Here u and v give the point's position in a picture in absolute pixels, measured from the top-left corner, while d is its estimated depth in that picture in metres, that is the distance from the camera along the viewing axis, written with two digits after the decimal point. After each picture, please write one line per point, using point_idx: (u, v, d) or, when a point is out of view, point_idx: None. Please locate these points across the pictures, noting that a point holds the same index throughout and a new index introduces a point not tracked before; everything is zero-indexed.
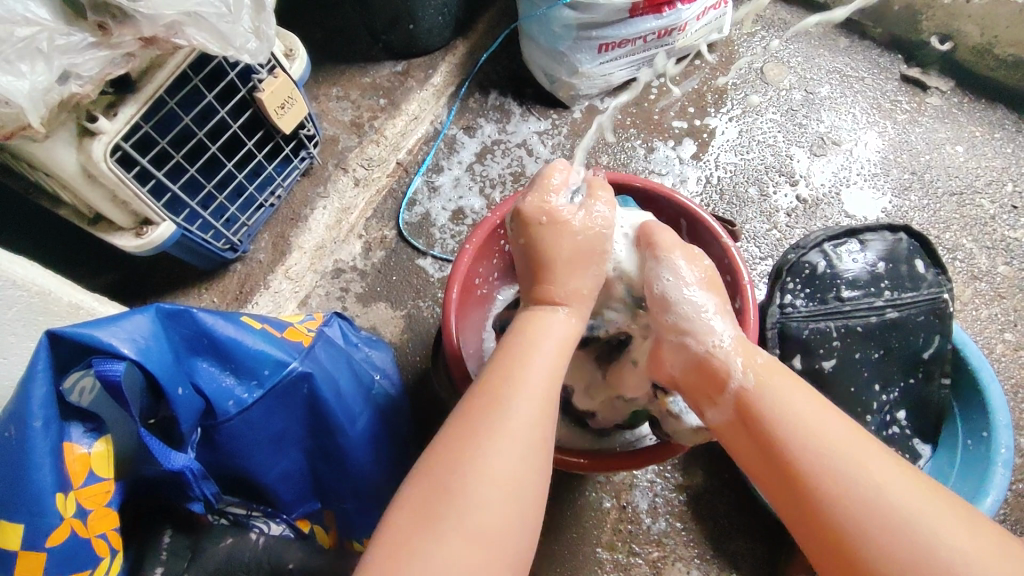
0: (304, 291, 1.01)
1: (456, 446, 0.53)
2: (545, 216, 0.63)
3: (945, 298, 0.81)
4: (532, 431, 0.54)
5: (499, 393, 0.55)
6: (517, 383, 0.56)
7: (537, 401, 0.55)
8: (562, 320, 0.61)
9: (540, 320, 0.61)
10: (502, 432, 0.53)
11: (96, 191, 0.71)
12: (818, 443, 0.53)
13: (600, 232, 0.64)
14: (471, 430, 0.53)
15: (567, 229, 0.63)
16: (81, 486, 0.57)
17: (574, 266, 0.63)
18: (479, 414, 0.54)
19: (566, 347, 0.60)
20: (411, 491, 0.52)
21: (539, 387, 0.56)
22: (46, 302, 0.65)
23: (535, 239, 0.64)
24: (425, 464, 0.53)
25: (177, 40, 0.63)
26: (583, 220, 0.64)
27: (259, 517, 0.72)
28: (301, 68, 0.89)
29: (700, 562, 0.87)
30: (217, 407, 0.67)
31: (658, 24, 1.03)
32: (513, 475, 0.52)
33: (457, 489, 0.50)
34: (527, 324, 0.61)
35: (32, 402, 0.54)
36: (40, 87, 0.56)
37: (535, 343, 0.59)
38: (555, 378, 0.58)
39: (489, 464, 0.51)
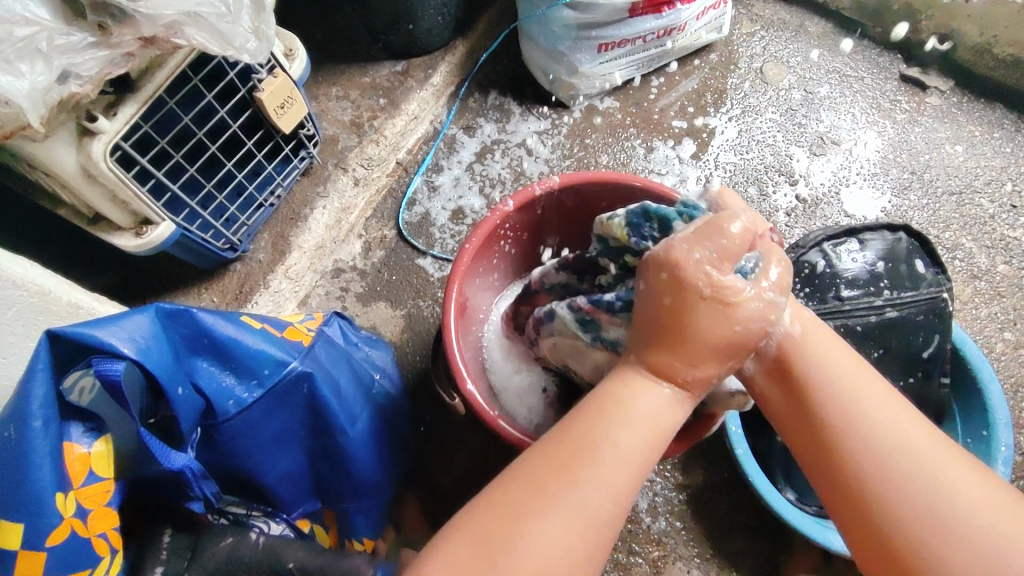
0: (303, 291, 1.01)
1: (514, 513, 0.46)
2: (710, 291, 0.49)
3: (945, 297, 0.80)
4: (600, 517, 0.47)
5: (575, 465, 0.48)
6: (597, 460, 0.48)
7: (618, 486, 0.48)
8: (662, 400, 0.51)
9: (638, 396, 0.51)
10: (569, 509, 0.46)
11: (96, 190, 0.71)
12: (857, 407, 0.51)
13: (762, 319, 0.50)
14: (537, 499, 0.47)
15: (730, 312, 0.49)
16: (81, 485, 0.57)
17: (715, 352, 0.50)
18: (547, 481, 0.47)
19: (665, 430, 0.50)
20: (458, 545, 0.47)
21: (624, 469, 0.48)
22: (45, 302, 0.65)
23: (688, 307, 0.49)
24: (476, 520, 0.47)
25: (176, 40, 0.63)
26: (753, 303, 0.50)
27: (259, 516, 0.73)
28: (300, 67, 0.89)
29: (700, 562, 0.87)
30: (217, 407, 0.67)
31: (657, 24, 1.03)
32: (571, 560, 0.46)
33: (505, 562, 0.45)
34: (623, 395, 0.51)
35: (32, 402, 0.54)
36: (40, 87, 0.56)
37: (625, 420, 0.49)
38: (646, 455, 0.50)
39: (545, 543, 0.45)
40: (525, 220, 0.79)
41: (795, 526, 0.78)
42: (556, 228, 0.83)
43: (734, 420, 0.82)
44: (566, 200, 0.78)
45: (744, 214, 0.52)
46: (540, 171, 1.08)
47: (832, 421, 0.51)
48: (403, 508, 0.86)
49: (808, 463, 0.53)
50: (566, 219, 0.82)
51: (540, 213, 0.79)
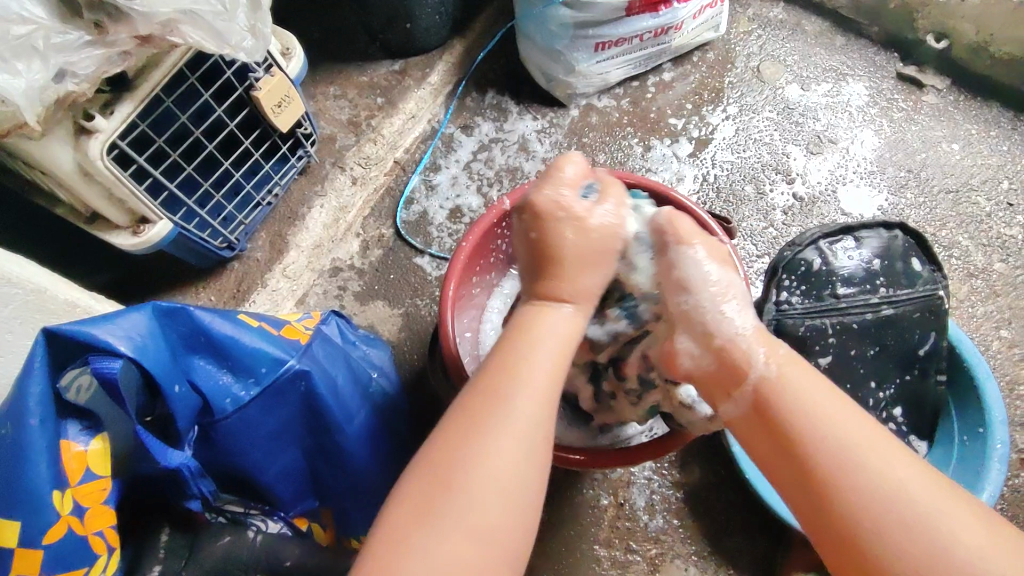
0: (302, 289, 1.00)
1: (455, 441, 0.52)
2: (563, 212, 0.60)
3: (940, 294, 0.81)
4: (531, 429, 0.53)
5: (500, 388, 0.54)
6: (517, 380, 0.54)
7: (538, 398, 0.54)
8: (562, 318, 0.59)
9: (542, 316, 0.59)
10: (501, 428, 0.52)
11: (94, 189, 0.71)
12: (830, 432, 0.52)
13: (608, 228, 0.60)
14: (472, 423, 0.52)
15: (584, 224, 0.60)
16: (79, 483, 0.57)
17: (584, 268, 0.60)
18: (478, 408, 0.53)
19: (568, 343, 0.58)
20: (411, 483, 0.52)
21: (542, 382, 0.55)
22: (42, 300, 0.65)
23: (553, 238, 0.59)
24: (425, 459, 0.52)
25: (172, 38, 0.63)
26: (603, 220, 0.60)
27: (257, 514, 0.73)
28: (298, 66, 0.89)
29: (698, 559, 0.87)
30: (214, 405, 0.67)
31: (654, 23, 1.03)
32: (512, 470, 0.51)
33: (454, 486, 0.50)
34: (527, 319, 0.59)
35: (29, 400, 0.54)
36: (36, 85, 0.56)
37: (534, 340, 0.57)
38: (556, 369, 0.56)
39: (488, 461, 0.51)
40: None
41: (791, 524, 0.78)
42: None
43: None
44: None
45: (576, 158, 0.64)
46: (537, 170, 1.09)
47: (803, 444, 0.52)
48: None
49: (790, 495, 0.54)
50: None
51: None
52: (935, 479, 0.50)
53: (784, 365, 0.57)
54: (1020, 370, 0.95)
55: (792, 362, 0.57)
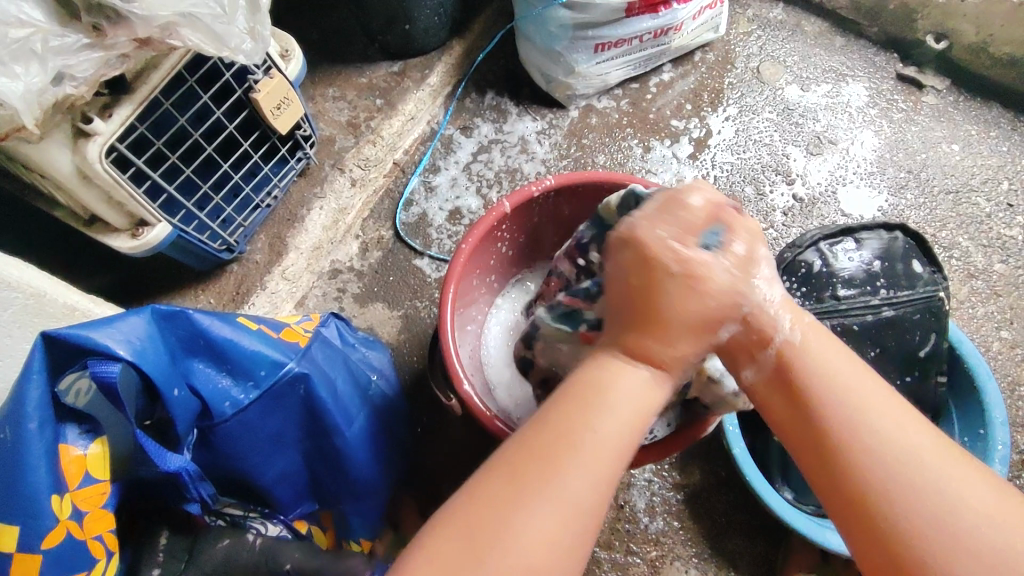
0: (301, 291, 1.01)
1: (496, 504, 0.45)
2: (676, 263, 0.49)
3: (940, 296, 0.80)
4: (585, 503, 0.45)
5: (559, 450, 0.46)
6: (580, 445, 0.46)
7: (601, 473, 0.46)
8: (642, 383, 0.49)
9: (618, 376, 0.49)
10: (553, 499, 0.45)
11: (92, 192, 0.71)
12: (858, 404, 0.48)
13: (734, 292, 0.50)
14: (522, 488, 0.45)
15: (702, 287, 0.49)
16: (77, 487, 0.57)
17: (693, 331, 0.50)
18: (530, 472, 0.46)
19: (644, 415, 0.49)
20: (440, 542, 0.45)
21: (607, 453, 0.47)
22: (41, 303, 0.65)
23: (661, 290, 0.49)
24: (460, 513, 0.45)
25: (171, 41, 0.63)
26: (724, 275, 0.50)
27: (256, 517, 0.73)
28: (297, 68, 0.89)
29: (698, 561, 0.87)
30: (213, 408, 0.67)
31: (654, 24, 1.03)
32: (559, 548, 0.44)
33: (491, 558, 0.43)
34: (600, 373, 0.50)
35: (28, 404, 0.54)
36: (35, 88, 0.56)
37: (604, 402, 0.48)
38: (625, 444, 0.48)
39: (531, 532, 0.44)
40: (520, 221, 0.79)
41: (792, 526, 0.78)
42: (549, 228, 0.83)
43: (731, 420, 0.82)
44: (560, 201, 0.78)
45: (702, 189, 0.54)
46: (536, 171, 1.08)
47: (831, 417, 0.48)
48: (399, 509, 0.86)
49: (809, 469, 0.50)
50: (559, 221, 0.82)
51: (535, 214, 0.80)
52: (956, 455, 0.47)
53: (809, 332, 0.52)
54: (1021, 370, 0.95)
55: (818, 330, 0.52)
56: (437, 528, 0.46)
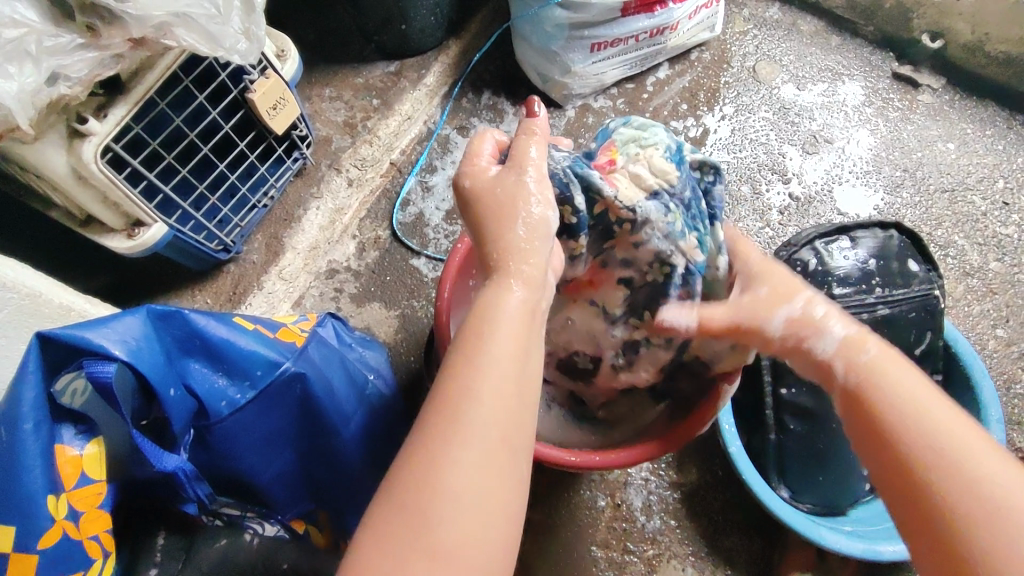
0: (297, 291, 1.00)
1: (421, 459, 0.45)
2: (470, 185, 0.59)
3: (936, 294, 0.80)
4: (498, 428, 0.47)
5: (459, 386, 0.48)
6: (478, 375, 0.48)
7: (507, 382, 0.48)
8: (517, 301, 0.53)
9: (498, 302, 0.52)
10: (467, 434, 0.46)
11: (88, 193, 0.71)
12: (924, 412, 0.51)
13: (506, 183, 0.57)
14: (438, 433, 0.46)
15: (491, 189, 0.58)
16: (74, 487, 0.57)
17: (508, 220, 0.56)
18: (440, 419, 0.47)
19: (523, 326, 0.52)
20: (381, 513, 0.45)
21: (508, 366, 0.49)
22: (36, 303, 0.65)
23: (470, 204, 0.59)
24: (392, 484, 0.46)
25: (166, 41, 0.63)
26: (506, 181, 0.57)
27: (254, 517, 0.71)
28: (293, 68, 0.89)
29: (695, 560, 0.87)
30: (210, 407, 0.68)
31: (649, 23, 1.03)
32: (488, 478, 0.45)
33: (428, 506, 0.43)
34: (483, 306, 0.52)
35: (23, 405, 0.54)
36: (29, 88, 0.56)
37: (490, 330, 0.51)
38: (516, 356, 0.50)
39: (457, 471, 0.45)
40: None
41: (788, 524, 0.78)
42: None
43: (728, 418, 0.82)
44: None
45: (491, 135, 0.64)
46: None
47: (897, 418, 0.51)
48: None
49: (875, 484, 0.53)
50: None
51: None
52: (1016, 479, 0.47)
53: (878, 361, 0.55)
54: (1017, 368, 0.95)
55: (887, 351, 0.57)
56: (378, 503, 0.45)
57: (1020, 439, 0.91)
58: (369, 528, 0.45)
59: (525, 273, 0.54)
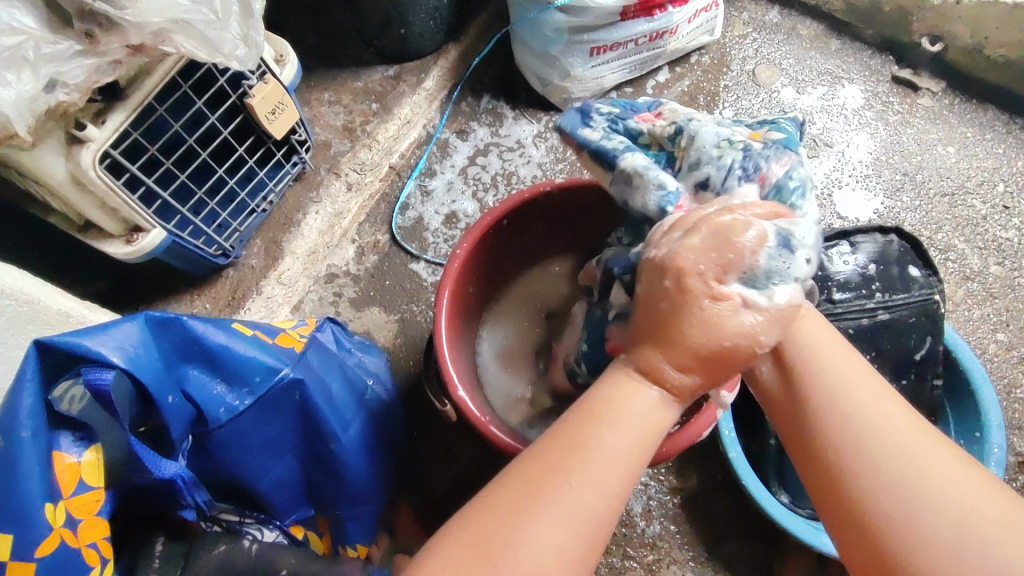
0: (297, 296, 1.00)
1: (504, 519, 0.45)
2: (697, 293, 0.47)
3: (936, 299, 0.80)
4: (595, 514, 0.46)
5: (565, 463, 0.46)
6: (589, 460, 0.46)
7: (614, 481, 0.46)
8: (655, 396, 0.48)
9: (630, 394, 0.48)
10: (558, 514, 0.45)
11: (86, 199, 0.71)
12: (848, 396, 0.49)
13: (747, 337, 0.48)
14: (530, 497, 0.46)
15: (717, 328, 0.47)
16: (70, 495, 0.57)
17: (711, 369, 0.47)
18: (535, 484, 0.46)
19: (652, 435, 0.48)
20: (447, 548, 0.46)
21: (621, 462, 0.47)
22: (35, 310, 0.64)
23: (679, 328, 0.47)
24: (471, 523, 0.47)
25: (164, 48, 0.63)
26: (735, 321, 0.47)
27: (253, 523, 0.74)
28: (292, 73, 0.88)
29: (695, 565, 0.87)
30: (208, 415, 0.67)
31: (649, 27, 1.03)
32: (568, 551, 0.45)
33: (498, 564, 0.44)
34: (614, 392, 0.49)
35: (21, 412, 0.54)
36: (27, 96, 0.56)
37: (617, 419, 0.48)
38: (633, 458, 0.47)
39: (535, 543, 0.44)
40: (514, 225, 0.78)
41: (789, 529, 0.78)
42: (535, 231, 0.81)
43: (728, 423, 0.82)
44: (556, 198, 0.77)
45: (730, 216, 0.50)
46: (532, 174, 1.09)
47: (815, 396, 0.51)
48: (396, 514, 0.87)
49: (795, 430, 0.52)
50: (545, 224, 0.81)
51: (525, 218, 0.78)
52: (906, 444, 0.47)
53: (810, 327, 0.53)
54: (1017, 373, 0.95)
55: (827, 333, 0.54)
56: (449, 536, 0.47)
57: (1021, 443, 0.91)
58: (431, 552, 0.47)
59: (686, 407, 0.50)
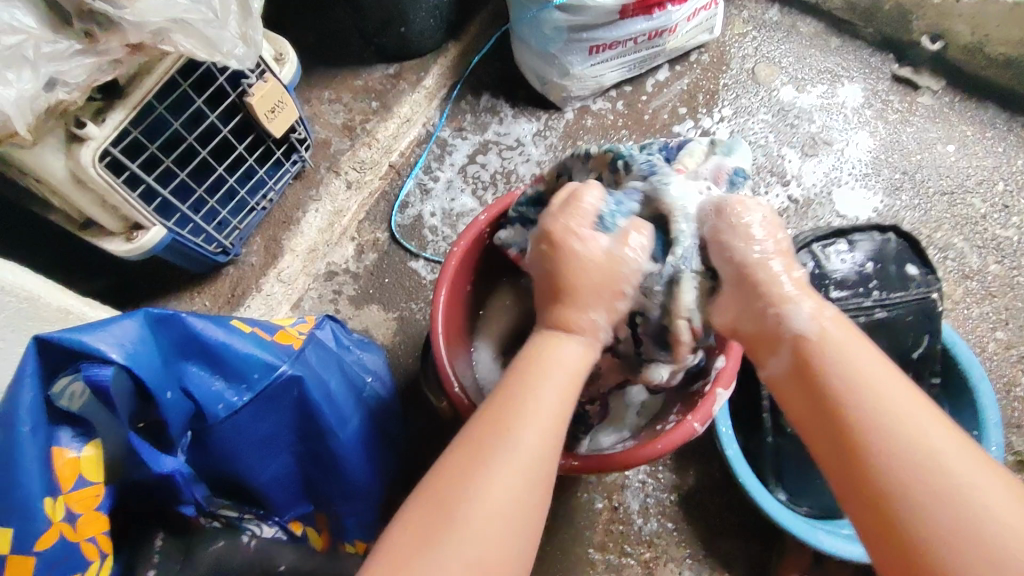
0: (296, 294, 1.01)
1: (457, 479, 0.50)
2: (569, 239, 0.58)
3: (934, 297, 0.80)
4: (535, 465, 0.51)
5: (506, 417, 0.52)
6: (528, 410, 0.52)
7: (548, 426, 0.52)
8: (575, 352, 0.56)
9: (555, 353, 0.56)
10: (506, 464, 0.50)
11: (86, 196, 0.71)
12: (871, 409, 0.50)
13: (621, 266, 0.57)
14: (477, 454, 0.51)
15: (588, 264, 0.57)
16: (70, 490, 0.58)
17: (597, 303, 0.57)
18: (483, 442, 0.51)
19: (577, 378, 0.56)
20: (409, 511, 0.50)
21: (554, 409, 0.53)
22: (35, 307, 0.65)
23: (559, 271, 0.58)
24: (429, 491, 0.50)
25: (164, 47, 0.63)
26: (602, 256, 0.57)
27: (251, 519, 0.74)
28: (291, 72, 0.89)
29: (692, 563, 0.87)
30: (207, 410, 0.68)
31: (648, 25, 1.03)
32: (517, 501, 0.49)
33: (456, 514, 0.48)
34: (538, 353, 0.56)
35: (20, 408, 0.55)
36: (27, 94, 0.56)
37: (548, 370, 0.55)
38: (565, 403, 0.54)
39: (487, 493, 0.49)
40: None
41: (785, 527, 0.78)
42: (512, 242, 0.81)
43: (724, 422, 0.83)
44: None
45: (595, 188, 0.61)
46: (531, 173, 1.09)
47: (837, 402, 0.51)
48: None
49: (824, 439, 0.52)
50: None
51: None
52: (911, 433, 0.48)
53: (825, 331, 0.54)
54: (1016, 371, 0.95)
55: (839, 324, 0.54)
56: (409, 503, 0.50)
57: (1019, 442, 0.91)
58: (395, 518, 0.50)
59: (594, 344, 0.58)
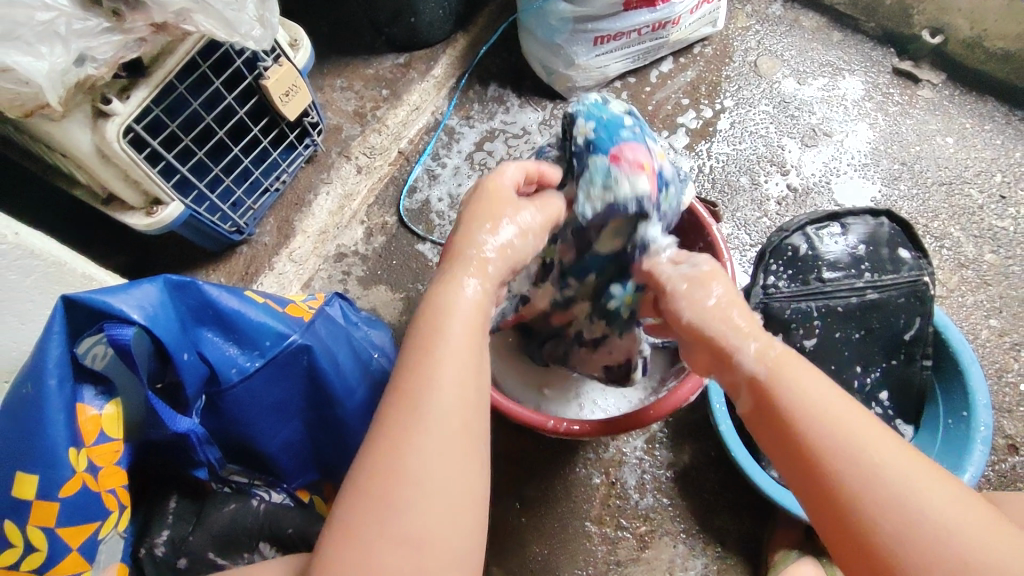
0: (307, 274, 1.04)
1: (375, 461, 0.48)
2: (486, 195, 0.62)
3: (925, 280, 0.82)
4: (452, 417, 0.50)
5: (419, 376, 0.51)
6: (436, 367, 0.51)
7: (459, 379, 0.51)
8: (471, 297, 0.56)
9: (450, 298, 0.56)
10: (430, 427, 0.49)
11: (110, 170, 0.75)
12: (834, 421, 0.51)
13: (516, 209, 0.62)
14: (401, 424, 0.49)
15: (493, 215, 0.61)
16: (93, 444, 0.62)
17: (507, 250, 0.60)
18: (399, 417, 0.49)
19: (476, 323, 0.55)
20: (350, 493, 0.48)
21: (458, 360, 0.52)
22: (61, 272, 0.68)
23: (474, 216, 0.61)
24: (352, 484, 0.48)
25: (186, 26, 0.67)
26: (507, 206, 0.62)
27: (261, 485, 0.78)
28: (305, 57, 0.92)
29: (686, 537, 0.89)
30: (221, 374, 0.71)
31: (652, 17, 1.06)
32: (444, 463, 0.48)
33: (391, 487, 0.47)
34: (435, 304, 0.55)
35: (49, 361, 0.58)
36: (59, 68, 0.60)
37: (444, 320, 0.54)
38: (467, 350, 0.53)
39: (417, 462, 0.48)
40: None
41: (777, 501, 0.80)
42: None
43: (717, 398, 0.85)
44: None
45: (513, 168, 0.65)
46: None
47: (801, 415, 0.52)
48: None
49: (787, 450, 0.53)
50: None
51: None
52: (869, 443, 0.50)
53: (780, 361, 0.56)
54: (1008, 358, 0.97)
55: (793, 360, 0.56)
56: (342, 500, 0.48)
57: (1009, 426, 0.93)
58: (332, 516, 0.48)
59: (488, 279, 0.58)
